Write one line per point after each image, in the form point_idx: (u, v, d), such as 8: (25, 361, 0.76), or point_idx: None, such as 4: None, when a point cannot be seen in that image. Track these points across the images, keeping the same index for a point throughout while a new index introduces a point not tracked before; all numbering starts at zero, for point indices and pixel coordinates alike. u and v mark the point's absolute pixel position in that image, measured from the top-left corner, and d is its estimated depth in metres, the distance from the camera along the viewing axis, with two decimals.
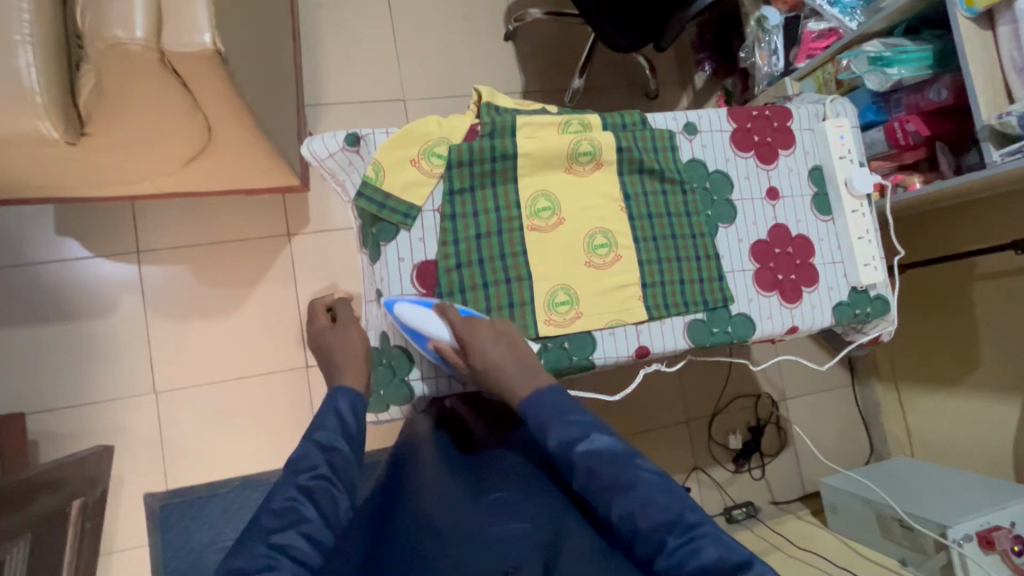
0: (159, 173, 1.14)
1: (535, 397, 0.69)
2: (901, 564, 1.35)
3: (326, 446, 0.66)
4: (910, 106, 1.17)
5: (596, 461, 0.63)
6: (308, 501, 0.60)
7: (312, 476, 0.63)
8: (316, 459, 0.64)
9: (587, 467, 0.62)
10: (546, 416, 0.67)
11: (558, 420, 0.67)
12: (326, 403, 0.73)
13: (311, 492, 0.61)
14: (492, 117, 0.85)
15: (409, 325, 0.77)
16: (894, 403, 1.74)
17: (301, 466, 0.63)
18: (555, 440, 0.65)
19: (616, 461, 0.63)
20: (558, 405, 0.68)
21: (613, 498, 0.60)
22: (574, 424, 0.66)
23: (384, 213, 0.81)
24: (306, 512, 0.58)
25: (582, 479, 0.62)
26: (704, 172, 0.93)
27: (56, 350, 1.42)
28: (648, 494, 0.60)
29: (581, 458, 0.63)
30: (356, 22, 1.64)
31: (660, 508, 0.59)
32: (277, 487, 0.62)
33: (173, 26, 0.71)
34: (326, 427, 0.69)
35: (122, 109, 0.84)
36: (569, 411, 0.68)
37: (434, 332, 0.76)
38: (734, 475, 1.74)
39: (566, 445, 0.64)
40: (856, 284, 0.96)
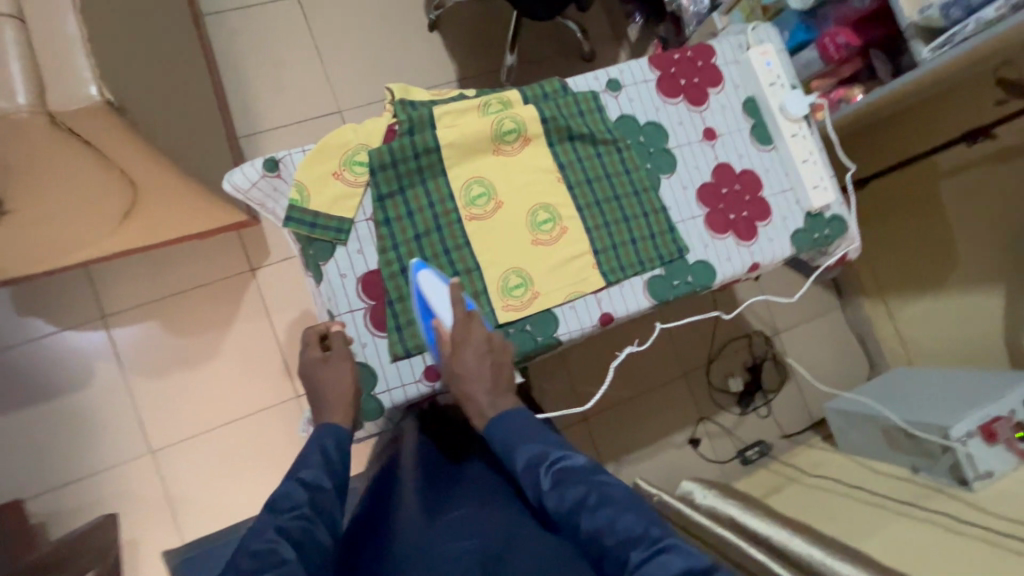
0: (97, 235, 1.11)
1: (496, 420, 0.70)
2: (912, 472, 1.34)
3: (310, 484, 0.63)
4: (838, 19, 1.14)
5: (562, 478, 0.62)
6: (287, 542, 0.55)
7: (294, 516, 0.58)
8: (298, 497, 0.61)
9: (553, 485, 0.62)
10: (510, 436, 0.67)
11: (523, 441, 0.67)
12: (312, 440, 0.69)
13: (292, 532, 0.56)
14: (407, 113, 0.83)
15: (423, 293, 0.77)
16: (883, 315, 1.73)
17: (283, 505, 0.59)
18: (521, 461, 0.65)
19: (582, 478, 0.61)
20: (524, 426, 0.68)
21: (579, 515, 0.59)
22: (539, 443, 0.66)
23: (316, 232, 0.79)
24: (285, 554, 0.54)
25: (549, 498, 0.61)
26: (636, 126, 0.91)
27: (44, 430, 1.41)
28: (615, 510, 0.58)
29: (547, 477, 0.63)
30: (275, 41, 1.60)
31: (628, 523, 0.57)
32: (254, 528, 0.58)
33: (57, 85, 0.69)
34: (310, 465, 0.65)
35: (32, 179, 0.82)
36: (535, 432, 0.68)
37: (443, 316, 0.74)
38: (741, 418, 1.75)
39: (532, 464, 0.64)
40: (809, 209, 0.95)
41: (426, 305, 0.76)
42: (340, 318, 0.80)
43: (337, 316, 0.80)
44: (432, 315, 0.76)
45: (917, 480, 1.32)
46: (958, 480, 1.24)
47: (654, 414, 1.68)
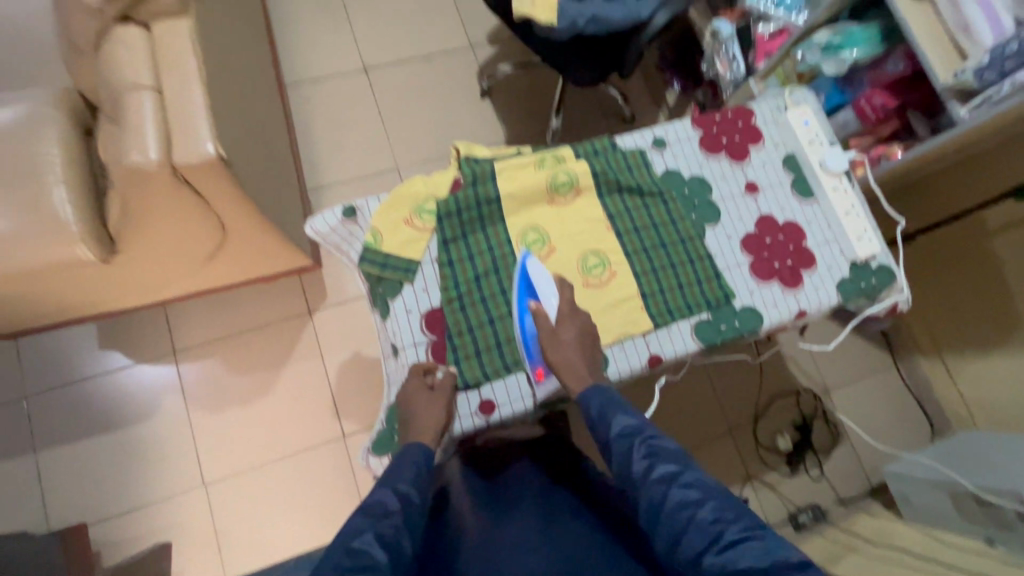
0: (184, 275, 1.23)
1: (594, 390, 0.78)
2: (987, 545, 1.22)
3: (402, 497, 0.69)
4: (872, 82, 1.21)
5: (655, 452, 0.69)
6: (380, 545, 0.63)
7: (387, 525, 0.65)
8: (390, 505, 0.68)
9: (646, 457, 0.69)
10: (608, 407, 0.76)
11: (622, 414, 0.75)
12: (404, 454, 0.74)
13: (383, 537, 0.64)
14: (471, 167, 0.92)
15: (529, 277, 0.86)
16: (943, 375, 1.65)
17: (377, 513, 0.66)
18: (618, 429, 0.73)
19: (675, 458, 0.69)
20: (618, 402, 0.76)
21: (670, 488, 0.65)
22: (635, 420, 0.74)
23: (387, 271, 0.87)
24: (376, 559, 0.61)
25: (640, 467, 0.68)
26: (681, 180, 0.98)
27: (111, 458, 1.49)
28: (704, 492, 0.65)
29: (641, 448, 0.70)
30: (344, 107, 1.78)
31: (713, 506, 0.63)
32: (350, 524, 0.65)
33: (181, 144, 0.82)
34: (405, 477, 0.71)
35: (145, 223, 0.94)
36: (630, 408, 0.76)
37: (544, 299, 0.85)
38: (791, 478, 1.67)
39: (627, 434, 0.72)
40: (854, 259, 0.97)
41: (529, 286, 0.86)
42: (404, 351, 0.86)
43: (401, 349, 0.86)
44: (533, 295, 0.85)
45: (993, 553, 1.20)
46: None
47: None
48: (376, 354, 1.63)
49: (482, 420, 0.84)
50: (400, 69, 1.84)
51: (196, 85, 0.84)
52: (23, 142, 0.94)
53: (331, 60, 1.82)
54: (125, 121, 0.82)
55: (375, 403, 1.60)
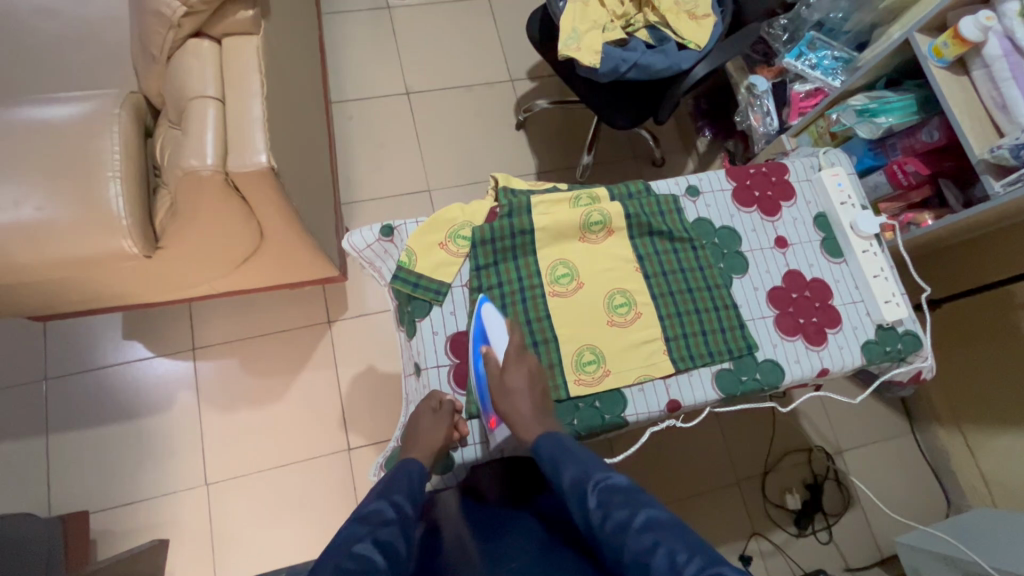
0: (217, 275, 1.26)
1: (545, 440, 0.76)
2: None
3: (398, 506, 0.69)
4: (906, 149, 1.23)
5: (608, 498, 0.67)
6: (379, 551, 0.62)
7: (386, 531, 0.65)
8: (388, 514, 0.67)
9: (598, 504, 0.67)
10: (556, 456, 0.73)
11: (571, 460, 0.72)
12: (401, 470, 0.74)
13: (382, 543, 0.63)
14: (509, 199, 0.95)
15: (482, 327, 0.87)
16: (962, 448, 1.60)
17: (375, 519, 0.66)
18: (567, 478, 0.71)
19: (627, 501, 0.66)
20: (569, 448, 0.74)
21: (626, 535, 0.63)
22: (585, 464, 0.72)
23: (417, 291, 0.89)
24: (376, 563, 0.61)
25: (595, 518, 0.66)
26: (711, 229, 0.99)
27: (120, 448, 1.51)
28: (660, 536, 0.61)
29: (593, 495, 0.68)
30: (384, 128, 1.85)
31: (671, 551, 0.60)
32: (349, 534, 0.64)
33: (237, 153, 0.86)
34: (401, 489, 0.71)
35: (190, 223, 0.98)
36: (582, 453, 0.73)
37: (495, 343, 0.85)
38: (797, 538, 1.62)
39: (579, 483, 0.70)
40: (880, 322, 0.97)
41: (481, 332, 0.87)
42: (426, 372, 0.88)
43: (424, 369, 0.88)
44: (485, 341, 0.86)
45: None
46: None
47: (701, 519, 1.60)
48: (389, 370, 1.64)
49: (480, 452, 0.86)
50: (440, 96, 1.91)
51: (257, 99, 0.88)
52: (87, 137, 0.99)
53: (376, 82, 1.89)
54: (187, 126, 0.87)
55: (384, 419, 1.60)
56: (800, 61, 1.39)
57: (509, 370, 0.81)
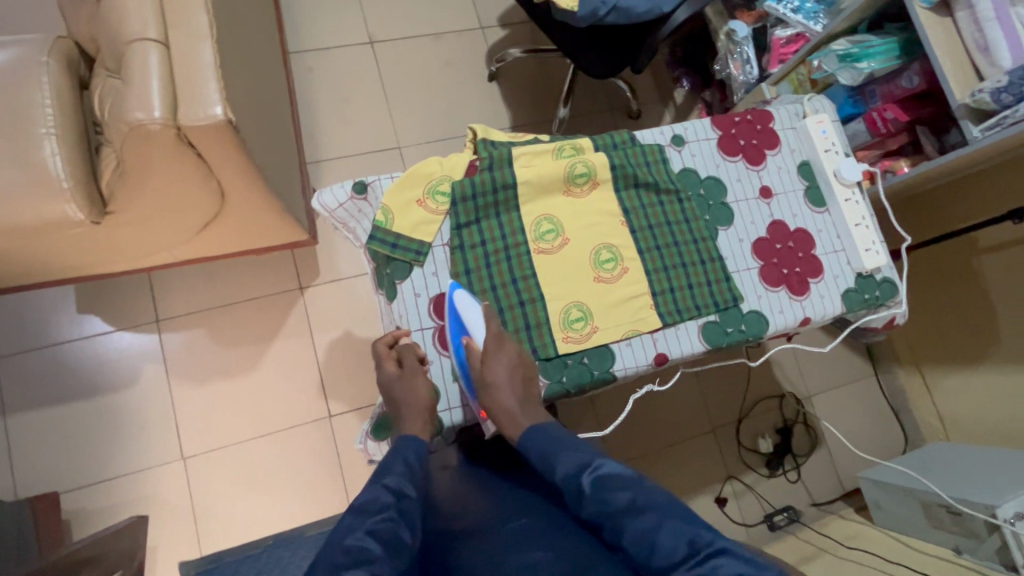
0: (175, 242, 1.18)
1: (532, 433, 0.73)
2: (955, 553, 1.26)
3: (394, 489, 0.64)
4: (885, 95, 1.22)
5: (605, 484, 0.63)
6: (376, 539, 0.57)
7: (382, 517, 0.60)
8: (385, 499, 0.62)
9: (595, 489, 0.63)
10: (547, 448, 0.70)
11: (561, 451, 0.69)
12: (392, 453, 0.71)
13: (378, 531, 0.58)
14: (488, 151, 0.90)
15: (459, 311, 0.83)
16: (921, 388, 1.69)
17: (371, 507, 0.61)
18: (559, 467, 0.67)
19: (625, 484, 0.62)
20: (559, 439, 0.72)
21: (624, 520, 0.59)
22: (578, 452, 0.68)
23: (397, 252, 0.85)
24: (374, 551, 0.55)
25: (592, 503, 0.62)
26: (697, 180, 0.97)
27: (86, 426, 1.44)
28: (660, 515, 0.58)
29: (589, 481, 0.64)
30: (348, 81, 1.73)
31: (671, 528, 0.56)
32: (345, 526, 0.59)
33: (188, 105, 0.78)
34: (394, 472, 0.67)
35: (142, 185, 0.90)
36: (572, 444, 0.70)
37: (474, 334, 0.81)
38: (769, 479, 1.70)
39: (572, 472, 0.66)
40: (860, 270, 0.98)
41: (459, 320, 0.83)
42: (409, 335, 0.85)
43: (407, 333, 0.85)
44: (464, 331, 0.82)
45: (961, 562, 1.24)
46: (1006, 565, 1.16)
47: (681, 467, 1.66)
48: (367, 336, 1.60)
49: (458, 416, 0.85)
50: (407, 45, 1.79)
51: (207, 44, 0.79)
52: (12, 89, 0.88)
53: (337, 30, 1.76)
54: (127, 75, 0.78)
55: (363, 385, 1.57)
56: (783, 4, 1.35)
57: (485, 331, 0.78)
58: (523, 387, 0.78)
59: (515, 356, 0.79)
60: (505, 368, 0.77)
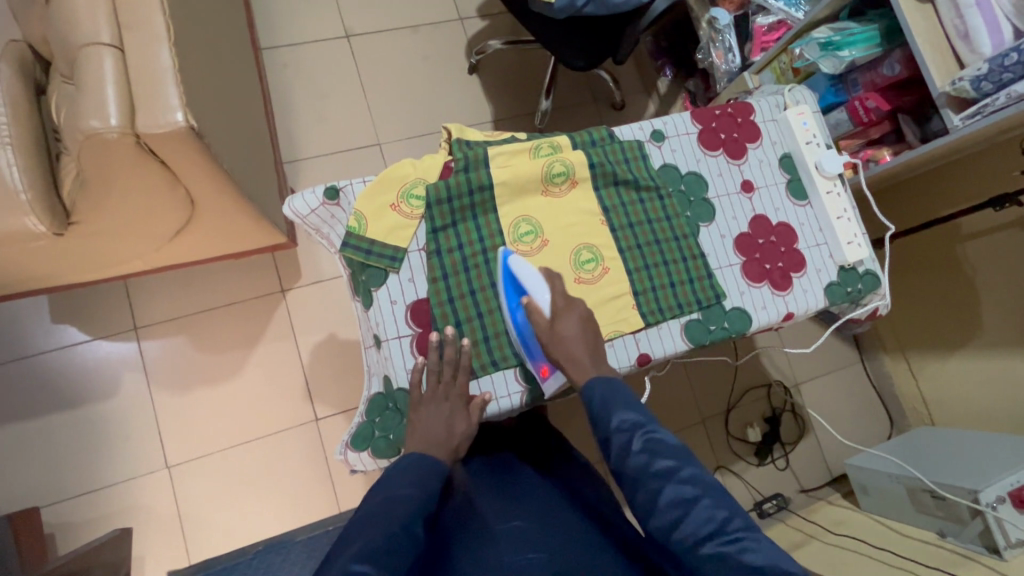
0: (148, 250, 1.15)
1: (599, 381, 0.75)
2: (939, 537, 1.28)
3: (419, 490, 0.72)
4: (867, 84, 1.20)
5: (654, 448, 0.67)
6: (403, 533, 0.66)
7: (409, 514, 0.68)
8: (416, 501, 0.70)
9: (644, 449, 0.67)
10: (608, 398, 0.73)
11: (619, 405, 0.72)
12: (432, 449, 0.77)
13: (405, 527, 0.66)
14: (464, 151, 0.87)
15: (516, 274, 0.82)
16: (906, 373, 1.70)
17: (399, 500, 0.69)
18: (615, 421, 0.70)
19: (673, 453, 0.67)
20: (616, 391, 0.74)
21: (665, 484, 0.64)
22: (635, 411, 0.71)
23: (371, 259, 0.83)
24: (400, 549, 0.64)
25: (637, 461, 0.66)
26: (677, 176, 0.95)
27: (64, 439, 1.41)
28: (700, 491, 0.63)
29: (640, 440, 0.68)
30: (324, 77, 1.69)
31: (709, 505, 0.62)
32: (376, 511, 0.68)
33: (146, 111, 0.74)
34: (425, 472, 0.74)
35: (104, 194, 0.87)
36: (629, 399, 0.73)
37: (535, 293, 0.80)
38: (758, 468, 1.71)
39: (627, 427, 0.69)
40: (842, 263, 0.97)
41: (516, 283, 0.82)
42: (387, 344, 0.83)
43: (384, 341, 0.83)
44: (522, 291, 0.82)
45: (944, 545, 1.26)
46: (988, 548, 1.18)
47: None
48: (352, 338, 1.58)
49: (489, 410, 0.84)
50: (384, 38, 1.74)
51: (164, 46, 0.76)
52: None
53: (311, 25, 1.71)
54: (81, 80, 0.75)
55: (350, 387, 1.55)
56: None
57: None
58: (595, 339, 0.80)
59: (582, 316, 0.80)
60: (576, 324, 0.79)
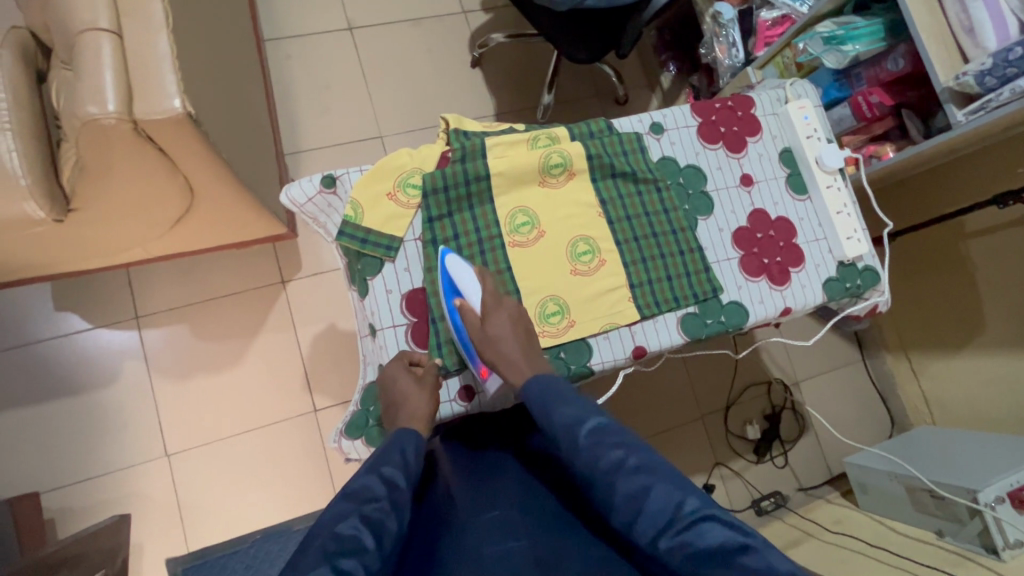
0: (148, 238, 1.15)
1: (535, 381, 0.73)
2: (938, 536, 1.28)
3: (389, 481, 0.65)
4: (871, 79, 1.19)
5: (599, 439, 0.65)
6: (367, 531, 0.59)
7: (375, 508, 0.61)
8: (377, 491, 0.63)
9: (589, 444, 0.65)
10: (547, 398, 0.70)
11: (560, 402, 0.69)
12: (395, 442, 0.70)
13: (370, 521, 0.60)
14: (461, 142, 0.87)
15: (450, 276, 0.82)
16: (907, 372, 1.69)
17: (363, 497, 0.62)
18: (557, 419, 0.68)
19: (618, 441, 0.64)
20: (558, 389, 0.71)
21: (616, 477, 0.62)
22: (576, 405, 0.69)
23: (367, 247, 0.83)
24: (365, 544, 0.58)
25: (585, 457, 0.64)
26: (676, 169, 0.95)
27: (67, 425, 1.43)
28: (651, 477, 0.60)
29: (583, 435, 0.65)
30: (327, 69, 1.69)
31: (663, 491, 0.59)
32: (337, 511, 0.61)
33: (143, 98, 0.75)
34: (392, 462, 0.68)
35: (104, 181, 0.87)
36: (571, 395, 0.71)
37: (469, 295, 0.80)
38: (756, 465, 1.70)
39: (569, 423, 0.67)
40: (842, 258, 0.96)
41: (451, 284, 0.82)
42: (382, 332, 0.84)
43: (379, 329, 0.84)
44: (458, 294, 0.82)
45: (944, 545, 1.25)
46: (987, 548, 1.17)
47: (669, 455, 1.66)
48: (351, 330, 1.58)
49: (461, 406, 0.85)
50: (387, 30, 1.74)
51: (163, 33, 0.76)
52: None
53: (315, 16, 1.71)
54: (79, 66, 0.75)
55: (350, 378, 1.56)
56: None
57: (483, 309, 0.79)
58: None
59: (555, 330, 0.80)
60: None
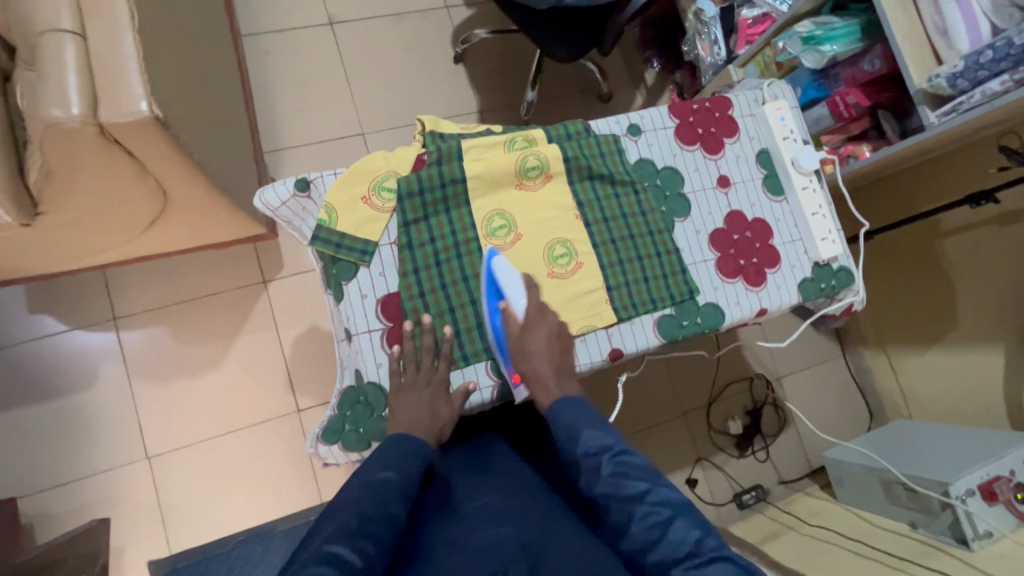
0: (123, 240, 1.14)
1: (564, 406, 0.76)
2: (911, 528, 1.30)
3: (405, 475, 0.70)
4: (848, 79, 1.20)
5: (623, 471, 0.68)
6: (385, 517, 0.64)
7: (392, 495, 0.66)
8: (395, 483, 0.68)
9: (612, 474, 0.68)
10: (574, 425, 0.73)
11: (588, 429, 0.72)
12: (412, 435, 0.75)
13: (389, 511, 0.65)
14: (437, 144, 0.87)
15: (495, 278, 0.83)
16: (885, 367, 1.72)
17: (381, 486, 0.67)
18: (583, 447, 0.71)
19: (642, 476, 0.68)
20: (584, 418, 0.74)
21: (637, 509, 0.65)
22: (602, 434, 0.72)
23: (342, 252, 0.82)
24: (380, 529, 0.63)
25: (608, 486, 0.67)
26: (654, 171, 0.95)
27: (43, 429, 1.41)
28: (671, 512, 0.64)
29: (608, 465, 0.68)
30: (307, 65, 1.66)
31: (682, 526, 0.63)
32: (359, 492, 0.66)
33: (109, 101, 0.73)
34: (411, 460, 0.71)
35: (72, 184, 0.86)
36: (597, 423, 0.74)
37: (513, 301, 0.82)
38: (739, 460, 1.72)
39: (595, 452, 0.70)
40: (817, 259, 0.97)
41: (496, 288, 0.83)
42: (357, 337, 0.83)
43: (354, 334, 0.83)
44: (500, 297, 0.83)
45: (916, 536, 1.28)
46: (957, 539, 1.20)
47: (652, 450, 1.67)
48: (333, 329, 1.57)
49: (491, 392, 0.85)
50: (369, 25, 1.72)
51: (128, 33, 0.74)
52: None
53: (294, 11, 1.68)
54: (41, 68, 0.73)
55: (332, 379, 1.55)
56: None
57: None
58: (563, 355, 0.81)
59: (538, 333, 0.79)
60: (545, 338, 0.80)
